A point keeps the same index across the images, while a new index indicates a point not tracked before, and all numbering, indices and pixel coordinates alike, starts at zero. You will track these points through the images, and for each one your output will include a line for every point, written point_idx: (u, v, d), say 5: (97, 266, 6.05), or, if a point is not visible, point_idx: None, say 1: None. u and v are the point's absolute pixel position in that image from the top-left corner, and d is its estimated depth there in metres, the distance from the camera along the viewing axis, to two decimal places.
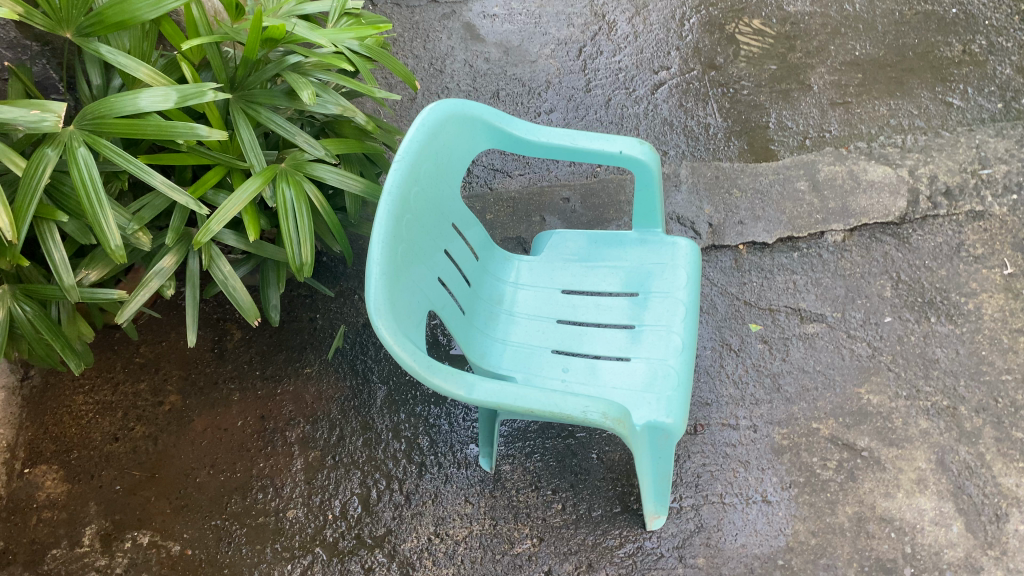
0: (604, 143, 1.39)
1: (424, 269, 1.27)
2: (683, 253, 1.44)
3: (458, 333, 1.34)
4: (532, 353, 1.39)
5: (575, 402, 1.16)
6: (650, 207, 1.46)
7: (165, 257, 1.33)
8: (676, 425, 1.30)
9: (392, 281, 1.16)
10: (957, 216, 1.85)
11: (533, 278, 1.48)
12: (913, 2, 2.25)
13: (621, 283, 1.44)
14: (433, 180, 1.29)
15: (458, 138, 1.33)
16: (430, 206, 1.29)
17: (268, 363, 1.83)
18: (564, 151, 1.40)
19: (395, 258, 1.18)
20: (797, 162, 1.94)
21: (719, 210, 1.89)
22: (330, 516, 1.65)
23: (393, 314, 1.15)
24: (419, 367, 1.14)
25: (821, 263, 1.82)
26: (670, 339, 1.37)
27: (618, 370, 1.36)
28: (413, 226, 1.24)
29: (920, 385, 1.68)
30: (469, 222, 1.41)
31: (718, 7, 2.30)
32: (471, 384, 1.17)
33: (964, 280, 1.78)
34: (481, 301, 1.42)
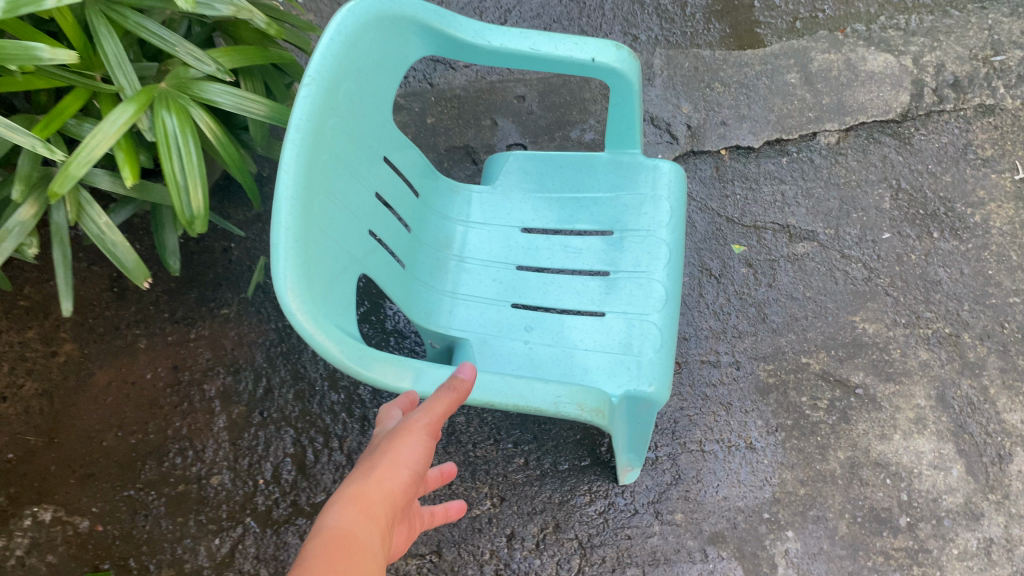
0: (572, 49, 1.09)
1: (350, 222, 1.00)
2: (665, 179, 1.18)
3: (397, 294, 1.08)
4: (488, 309, 1.15)
5: (543, 392, 0.95)
6: (628, 126, 1.19)
7: (19, 210, 1.05)
8: (658, 395, 1.07)
9: (307, 248, 0.89)
10: (965, 111, 1.63)
11: (487, 215, 1.23)
12: None
13: (593, 220, 1.20)
14: (357, 105, 1.00)
15: (386, 47, 1.03)
16: (355, 139, 1.01)
17: (178, 305, 1.56)
18: (522, 59, 1.11)
19: (310, 218, 0.90)
20: (786, 49, 1.68)
21: (698, 109, 1.63)
22: (261, 481, 1.45)
23: (312, 292, 0.89)
24: (348, 359, 0.90)
25: (813, 170, 1.60)
26: (652, 289, 1.13)
27: (590, 327, 1.12)
28: (332, 169, 0.95)
29: (920, 310, 1.50)
30: (406, 152, 1.13)
31: None
32: (418, 375, 0.93)
33: (971, 188, 1.58)
34: (425, 247, 1.16)
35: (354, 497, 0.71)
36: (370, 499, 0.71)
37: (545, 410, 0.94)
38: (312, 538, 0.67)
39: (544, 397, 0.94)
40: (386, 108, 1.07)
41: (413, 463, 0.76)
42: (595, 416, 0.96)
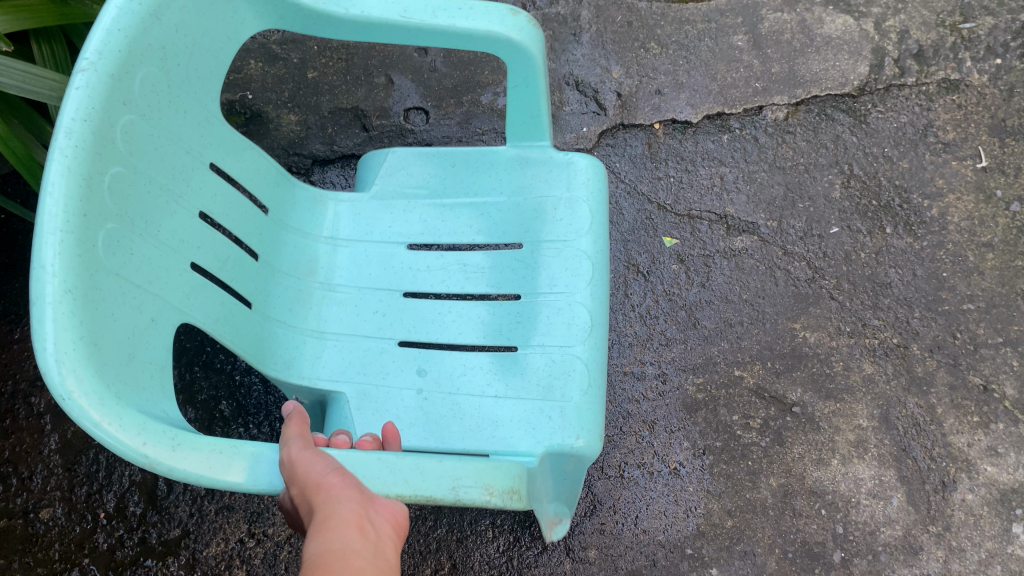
0: (454, 15, 0.82)
1: (161, 254, 0.73)
2: (583, 177, 0.95)
3: (236, 339, 0.83)
4: (366, 352, 0.91)
5: (433, 471, 0.65)
6: (538, 113, 0.94)
7: None
8: (589, 448, 0.86)
9: (93, 308, 0.62)
10: (927, 87, 1.44)
11: (356, 229, 0.97)
12: None
13: (499, 230, 0.95)
14: (167, 96, 0.73)
15: (208, 19, 0.76)
16: (167, 142, 0.74)
17: (1, 299, 1.29)
18: (390, 31, 0.82)
19: (94, 256, 0.63)
20: (735, 5, 1.46)
21: (631, 74, 1.41)
22: (101, 515, 1.21)
23: (101, 363, 0.62)
24: (156, 454, 0.62)
25: (756, 151, 1.40)
26: (573, 316, 0.90)
27: (497, 369, 0.89)
28: (132, 184, 0.69)
29: (867, 317, 1.34)
30: (245, 154, 0.87)
31: None
32: (254, 464, 0.65)
33: (929, 176, 1.40)
34: (278, 274, 0.91)
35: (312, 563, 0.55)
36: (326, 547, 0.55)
37: (440, 497, 0.64)
38: None
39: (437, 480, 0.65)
40: (216, 97, 0.80)
41: (331, 480, 0.61)
42: (510, 501, 0.65)
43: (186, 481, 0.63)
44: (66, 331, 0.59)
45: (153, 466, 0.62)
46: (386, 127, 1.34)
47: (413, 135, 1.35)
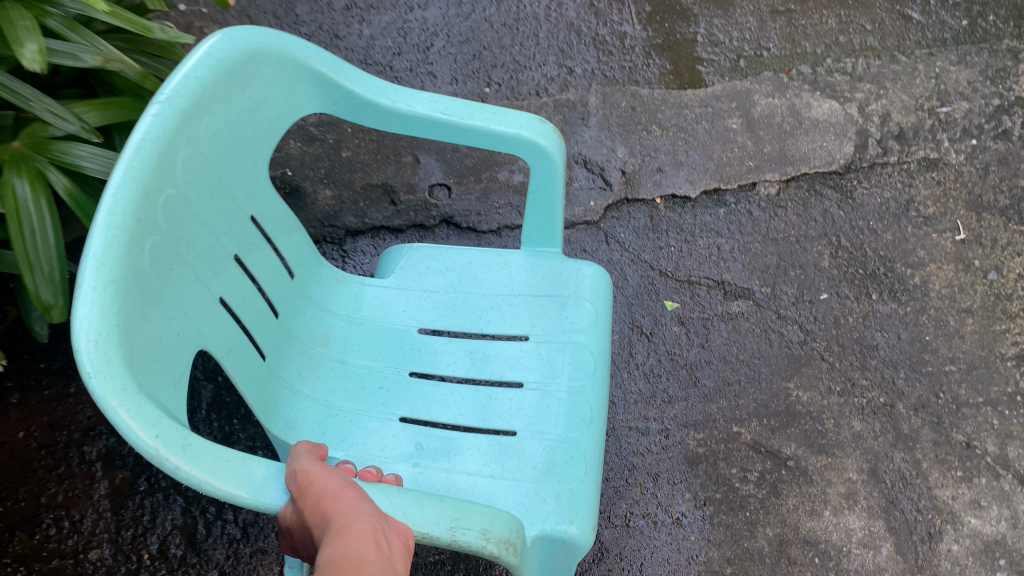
0: (490, 118, 0.90)
1: (192, 285, 0.73)
2: (590, 281, 0.98)
3: (247, 387, 0.81)
4: (365, 421, 0.89)
5: (433, 509, 0.65)
6: (549, 219, 0.99)
7: None
8: (582, 537, 0.82)
9: (128, 316, 0.62)
10: (909, 165, 1.58)
11: (376, 309, 0.98)
12: None
13: (507, 320, 0.97)
14: (225, 147, 0.77)
15: (276, 96, 0.82)
16: (217, 190, 0.77)
17: (57, 356, 1.39)
18: (433, 125, 0.90)
19: (141, 262, 0.64)
20: (729, 91, 1.59)
21: (634, 154, 1.53)
22: (145, 556, 1.31)
23: (126, 355, 0.60)
24: (169, 449, 0.60)
25: (751, 223, 1.52)
26: (574, 406, 0.90)
27: (494, 450, 0.87)
28: (179, 210, 0.70)
29: (855, 377, 1.44)
30: (284, 226, 0.90)
31: None
32: (258, 479, 0.64)
33: (911, 247, 1.52)
34: (293, 341, 0.90)
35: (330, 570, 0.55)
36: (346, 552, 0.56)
37: (436, 536, 0.64)
38: None
39: (436, 518, 0.64)
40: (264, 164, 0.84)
41: (347, 496, 0.62)
42: (503, 550, 0.66)
43: (187, 483, 0.61)
44: (102, 312, 0.59)
45: (162, 460, 0.60)
46: (413, 202, 1.48)
47: (437, 209, 1.48)
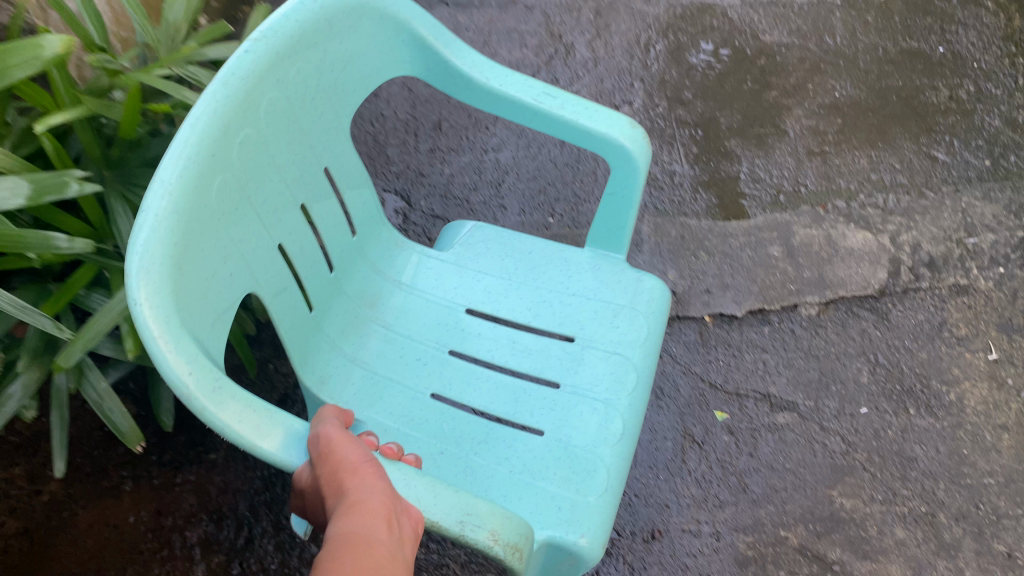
0: (579, 113, 1.00)
1: (257, 230, 0.79)
2: (647, 296, 1.05)
3: (293, 332, 0.88)
4: (399, 394, 0.97)
5: (449, 501, 0.65)
6: (620, 221, 1.08)
7: (20, 377, 1.06)
8: (590, 551, 0.85)
9: (188, 238, 0.66)
10: (940, 290, 1.71)
11: (431, 279, 1.08)
12: (898, 36, 2.00)
13: (552, 316, 1.05)
14: (315, 95, 0.84)
15: (376, 51, 0.92)
16: (296, 140, 0.84)
17: (166, 449, 1.45)
18: (517, 109, 1.01)
19: (211, 194, 0.69)
20: (770, 222, 1.76)
21: (684, 276, 1.69)
22: None
23: (174, 289, 0.64)
24: (200, 391, 0.63)
25: (793, 341, 1.66)
26: (607, 424, 0.95)
27: (521, 449, 0.93)
28: (257, 154, 0.76)
29: (896, 487, 1.52)
30: (353, 181, 0.99)
31: (688, 32, 1.96)
32: (288, 435, 0.67)
33: (945, 366, 1.64)
34: (346, 296, 1.00)
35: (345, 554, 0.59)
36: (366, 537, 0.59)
37: (446, 526, 0.63)
38: None
39: (452, 510, 0.64)
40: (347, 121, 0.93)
41: (365, 470, 0.64)
42: (510, 554, 0.65)
43: (217, 430, 0.64)
44: (161, 242, 0.62)
45: (190, 399, 0.62)
46: None
47: None
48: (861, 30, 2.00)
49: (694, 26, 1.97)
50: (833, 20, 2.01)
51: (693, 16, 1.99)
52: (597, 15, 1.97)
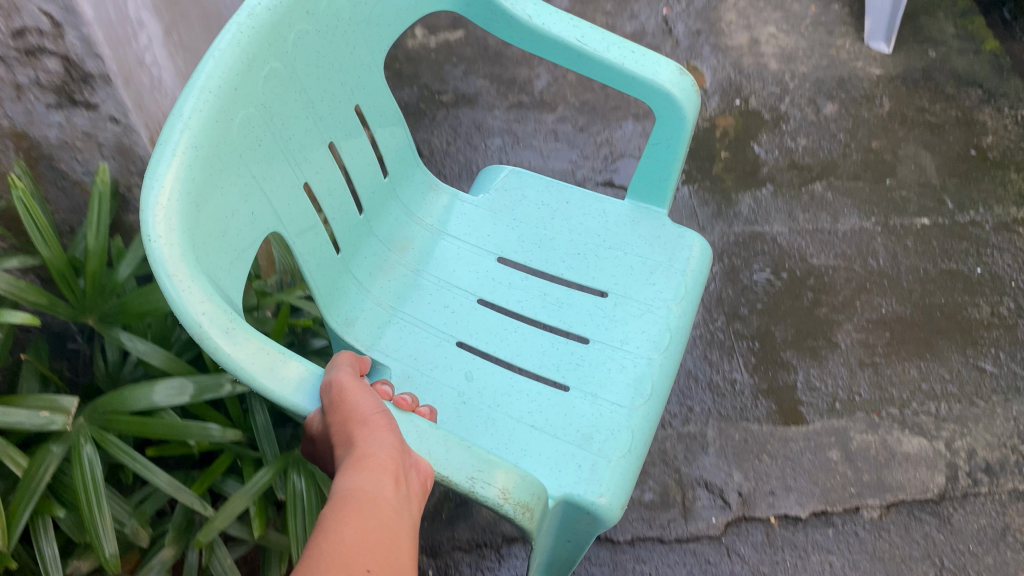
0: (624, 57, 1.21)
1: (288, 168, 0.98)
2: (682, 258, 1.27)
3: (323, 262, 1.09)
4: (429, 342, 1.19)
5: (459, 459, 0.81)
6: (664, 172, 1.30)
7: (162, 550, 1.23)
8: (607, 509, 1.02)
9: (216, 150, 0.82)
10: (999, 495, 1.79)
11: (461, 231, 1.35)
12: (937, 258, 2.19)
13: (583, 270, 1.28)
14: (343, 27, 1.05)
15: None
16: (326, 78, 1.03)
17: None
18: (569, 52, 1.23)
19: (234, 127, 0.85)
20: (829, 427, 1.87)
21: (749, 477, 1.80)
22: None
23: (189, 225, 0.77)
24: (209, 333, 0.76)
25: (859, 543, 1.71)
26: (636, 385, 1.14)
27: (550, 400, 1.13)
28: (285, 91, 0.95)
29: None
30: (381, 122, 1.21)
31: (742, 256, 2.19)
32: (301, 388, 0.81)
33: (1012, 570, 1.68)
34: (375, 238, 1.26)
35: (346, 497, 0.70)
36: (365, 481, 0.71)
37: (457, 482, 0.79)
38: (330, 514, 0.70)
39: (464, 466, 0.80)
40: (375, 59, 1.15)
41: (372, 417, 0.77)
42: (516, 511, 0.83)
43: (225, 364, 0.77)
44: (178, 174, 0.76)
45: (204, 340, 0.76)
46: None
47: None
48: (902, 253, 2.19)
49: (747, 251, 2.20)
50: (876, 244, 2.21)
51: (745, 242, 2.22)
52: None
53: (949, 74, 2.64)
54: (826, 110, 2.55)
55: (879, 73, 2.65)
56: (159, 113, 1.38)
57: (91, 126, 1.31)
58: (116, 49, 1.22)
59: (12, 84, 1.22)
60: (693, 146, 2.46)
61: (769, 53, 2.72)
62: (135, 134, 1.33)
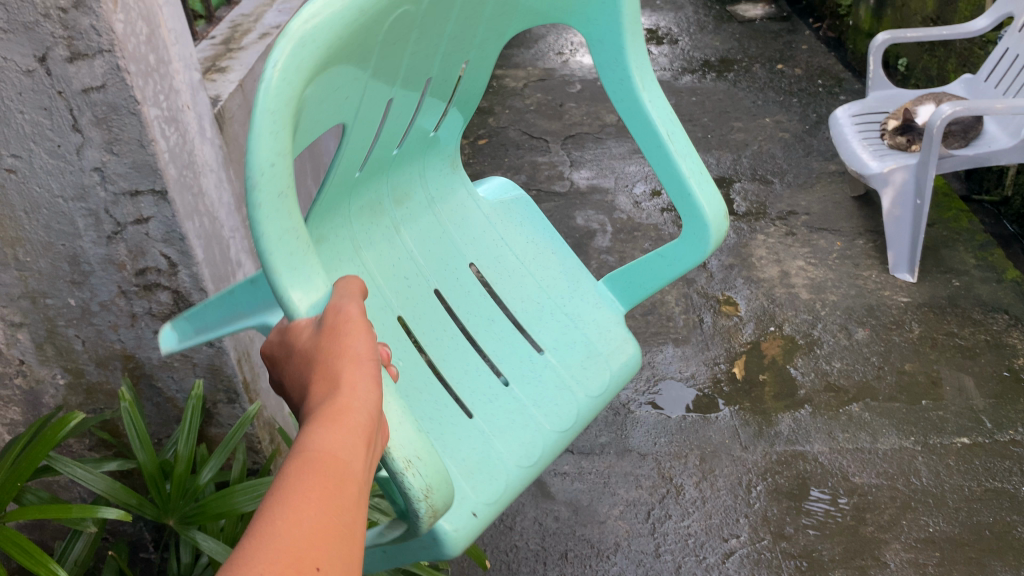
0: (693, 172, 1.34)
1: (383, 94, 1.11)
2: (621, 355, 1.42)
3: (342, 186, 1.19)
4: (378, 304, 1.25)
5: (405, 438, 0.85)
6: (650, 281, 1.44)
7: None
8: (454, 537, 1.09)
9: (359, 28, 0.95)
10: None
11: (456, 226, 1.44)
12: (981, 476, 2.21)
13: (530, 317, 1.41)
14: (495, 8, 1.22)
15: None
16: (461, 37, 1.19)
17: None
18: (648, 130, 1.35)
19: (381, 23, 0.99)
20: None
21: None
22: None
23: (308, 63, 0.88)
24: (265, 171, 0.85)
25: None
26: (529, 449, 1.27)
27: (458, 427, 1.24)
28: (431, 17, 1.09)
29: None
30: (459, 107, 1.35)
31: (784, 474, 2.24)
32: (309, 304, 0.89)
33: None
34: (387, 182, 1.33)
35: (329, 439, 0.70)
36: (343, 422, 0.72)
37: (393, 457, 0.83)
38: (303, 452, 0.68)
39: (406, 446, 0.84)
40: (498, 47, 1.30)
41: (363, 368, 0.80)
42: (427, 510, 0.86)
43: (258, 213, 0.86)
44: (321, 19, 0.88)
45: (256, 175, 0.84)
46: None
47: None
48: (944, 471, 2.22)
49: (789, 469, 2.26)
50: (917, 462, 2.25)
51: (787, 461, 2.28)
52: (701, 460, 2.30)
53: (974, 301, 2.78)
54: (858, 334, 2.69)
55: (906, 300, 2.80)
56: (246, 338, 1.61)
57: (189, 348, 1.53)
58: (217, 285, 1.49)
59: (129, 313, 1.48)
60: (732, 370, 2.60)
61: (800, 284, 2.92)
62: (227, 355, 1.54)
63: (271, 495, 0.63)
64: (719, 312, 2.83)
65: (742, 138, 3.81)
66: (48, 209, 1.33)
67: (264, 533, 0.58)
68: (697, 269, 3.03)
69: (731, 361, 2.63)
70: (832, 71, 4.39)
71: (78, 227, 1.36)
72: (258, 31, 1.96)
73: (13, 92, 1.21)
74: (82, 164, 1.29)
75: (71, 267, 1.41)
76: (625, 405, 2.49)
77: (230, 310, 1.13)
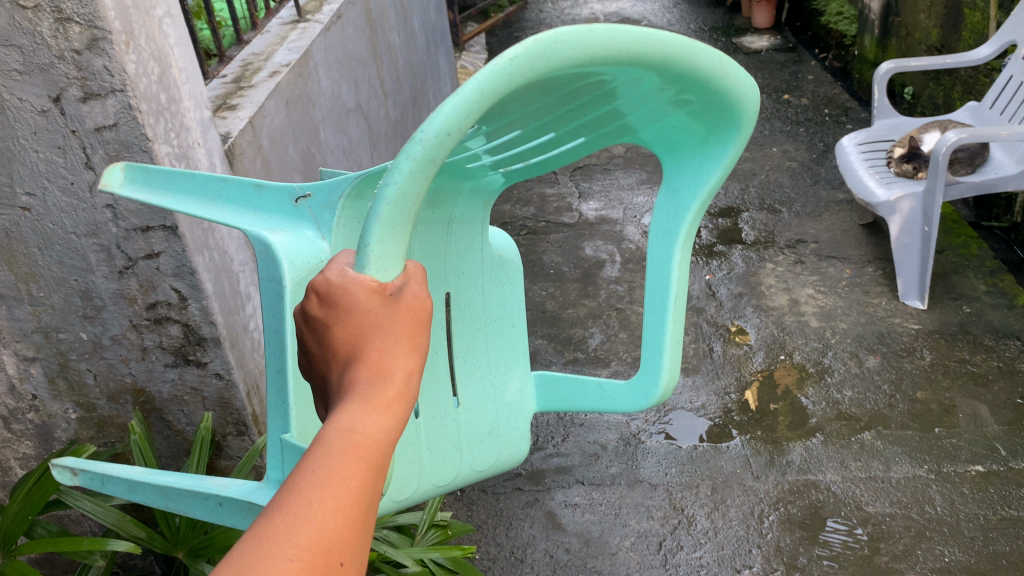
0: (676, 339, 1.06)
1: (521, 118, 0.91)
2: (514, 451, 1.28)
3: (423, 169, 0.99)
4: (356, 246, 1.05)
5: None
6: (571, 398, 1.25)
7: None
8: None
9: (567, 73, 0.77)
10: None
11: (454, 254, 1.17)
12: (997, 504, 2.18)
13: (469, 371, 1.23)
14: (671, 135, 0.99)
15: (690, 155, 0.98)
16: (625, 123, 0.98)
17: None
18: (659, 275, 1.04)
19: (582, 75, 0.80)
20: None
21: None
22: None
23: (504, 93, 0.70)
24: (423, 140, 0.69)
25: None
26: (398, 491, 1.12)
27: None
28: (580, 92, 0.87)
29: None
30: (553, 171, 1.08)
31: (796, 503, 2.23)
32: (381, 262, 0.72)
33: None
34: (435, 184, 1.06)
35: (369, 422, 0.64)
36: (390, 411, 0.66)
37: None
38: (341, 430, 0.63)
39: None
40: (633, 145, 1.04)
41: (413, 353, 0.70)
42: None
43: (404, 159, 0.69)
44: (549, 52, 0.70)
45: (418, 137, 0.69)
46: None
47: None
48: (959, 500, 2.20)
49: (802, 498, 2.24)
50: (931, 491, 2.23)
51: (799, 490, 2.26)
52: (713, 490, 2.28)
53: (985, 328, 2.76)
54: (869, 362, 2.68)
55: (916, 328, 2.79)
56: (254, 370, 1.62)
57: (199, 382, 1.55)
58: (227, 318, 1.51)
59: (140, 346, 1.50)
60: (743, 399, 2.59)
61: (809, 311, 2.92)
62: (235, 387, 1.55)
63: (310, 470, 0.60)
64: (729, 341, 2.83)
65: (749, 168, 3.84)
66: (61, 245, 1.36)
67: (296, 523, 0.57)
68: (706, 298, 3.03)
69: (742, 390, 2.62)
70: (838, 100, 4.41)
71: (90, 263, 1.39)
72: (268, 69, 2.00)
73: (28, 132, 1.24)
74: (94, 201, 1.32)
75: (84, 302, 1.43)
76: (635, 435, 2.49)
77: (204, 198, 1.01)
